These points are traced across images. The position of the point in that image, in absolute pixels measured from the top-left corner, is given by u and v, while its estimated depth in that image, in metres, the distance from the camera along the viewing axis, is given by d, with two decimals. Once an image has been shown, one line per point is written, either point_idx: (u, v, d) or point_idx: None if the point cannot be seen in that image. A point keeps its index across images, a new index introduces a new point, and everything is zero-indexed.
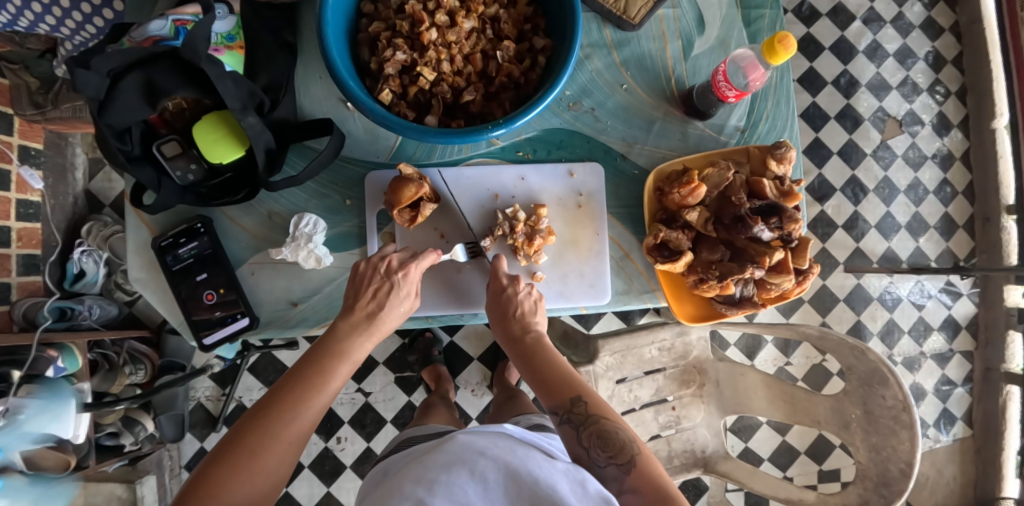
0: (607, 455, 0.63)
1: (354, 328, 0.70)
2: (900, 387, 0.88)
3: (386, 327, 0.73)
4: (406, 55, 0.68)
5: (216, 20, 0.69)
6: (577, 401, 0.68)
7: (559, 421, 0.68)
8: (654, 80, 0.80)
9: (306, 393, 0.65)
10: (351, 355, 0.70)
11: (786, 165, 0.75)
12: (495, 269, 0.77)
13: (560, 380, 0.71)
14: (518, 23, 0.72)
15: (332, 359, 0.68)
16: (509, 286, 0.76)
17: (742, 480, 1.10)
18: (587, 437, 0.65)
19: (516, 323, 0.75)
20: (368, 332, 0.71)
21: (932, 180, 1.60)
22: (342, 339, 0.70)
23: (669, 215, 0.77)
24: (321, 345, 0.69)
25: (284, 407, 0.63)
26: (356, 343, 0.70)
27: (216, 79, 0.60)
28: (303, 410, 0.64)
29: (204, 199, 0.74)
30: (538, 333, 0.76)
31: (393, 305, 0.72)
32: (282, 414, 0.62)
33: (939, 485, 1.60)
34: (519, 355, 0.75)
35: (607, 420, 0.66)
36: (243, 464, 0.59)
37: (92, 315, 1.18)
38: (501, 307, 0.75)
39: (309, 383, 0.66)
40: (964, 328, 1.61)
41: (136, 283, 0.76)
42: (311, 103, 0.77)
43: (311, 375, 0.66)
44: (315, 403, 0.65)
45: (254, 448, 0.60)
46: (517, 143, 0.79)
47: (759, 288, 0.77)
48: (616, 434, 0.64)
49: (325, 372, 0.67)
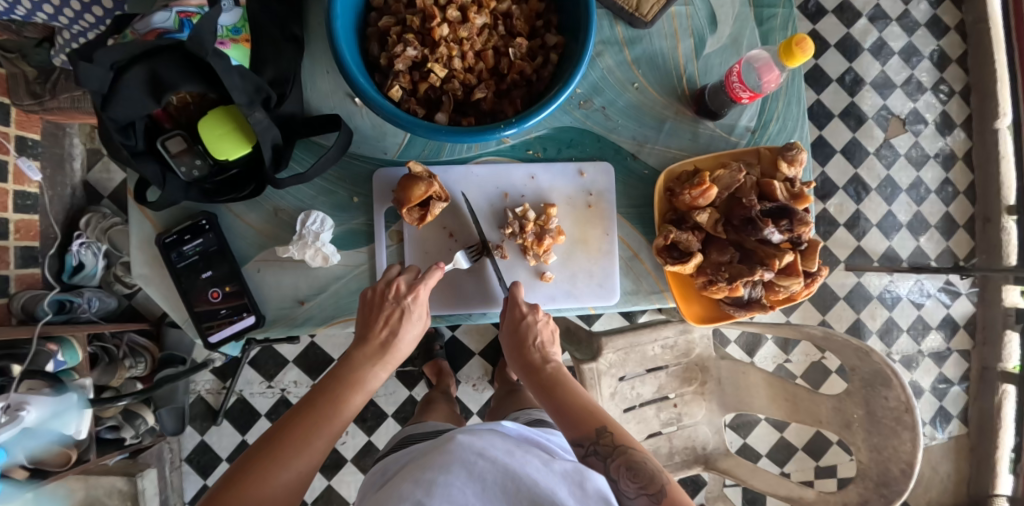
0: (637, 487, 0.64)
1: (366, 357, 0.71)
2: (903, 389, 0.89)
3: (400, 353, 0.73)
4: (417, 51, 0.66)
5: (222, 12, 0.68)
6: (602, 432, 0.69)
7: (585, 453, 0.68)
8: (665, 78, 0.79)
9: (318, 423, 0.65)
10: (365, 385, 0.70)
11: (797, 167, 0.75)
12: (513, 297, 0.77)
13: (584, 412, 0.72)
14: (529, 19, 0.71)
15: (345, 389, 0.68)
16: (530, 314, 0.77)
17: (742, 477, 1.12)
18: (616, 468, 0.66)
19: (535, 354, 0.78)
20: (382, 361, 0.71)
21: (934, 179, 1.61)
22: (356, 368, 0.70)
23: (679, 216, 0.76)
24: (334, 375, 0.69)
25: (297, 438, 0.63)
26: (370, 373, 0.70)
27: (222, 74, 0.59)
28: (313, 441, 0.63)
29: (209, 195, 0.73)
30: (557, 364, 0.78)
31: (407, 329, 0.72)
32: (295, 441, 0.63)
33: (934, 482, 1.62)
34: (540, 387, 0.77)
35: (634, 450, 0.67)
36: (250, 490, 0.59)
37: (91, 308, 1.16)
38: (519, 336, 0.77)
39: (322, 413, 0.66)
40: (961, 327, 1.61)
41: (139, 280, 0.75)
42: (318, 97, 0.76)
43: (323, 405, 0.66)
44: (327, 431, 0.65)
45: (263, 474, 0.60)
46: (527, 141, 0.79)
47: (767, 290, 0.76)
48: (644, 465, 0.65)
49: (338, 403, 0.67)
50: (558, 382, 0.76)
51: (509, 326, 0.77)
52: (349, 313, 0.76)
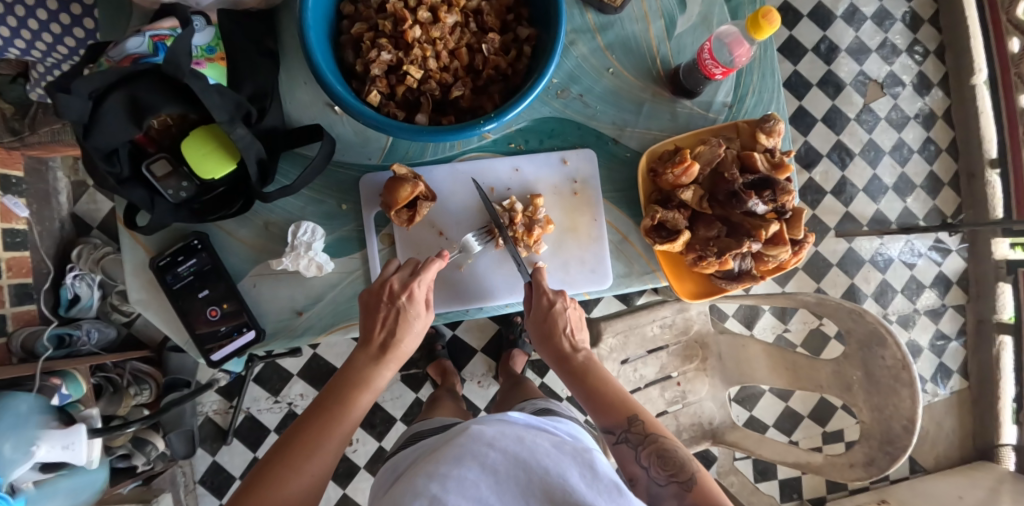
0: (667, 474, 0.67)
1: (370, 357, 0.70)
2: (898, 347, 0.91)
3: (404, 352, 0.72)
4: (391, 55, 0.66)
5: (195, 33, 0.69)
6: (634, 421, 0.71)
7: (616, 440, 0.71)
8: (639, 62, 0.80)
9: (327, 426, 0.65)
10: (371, 384, 0.69)
11: (775, 138, 0.76)
12: (536, 282, 0.77)
13: (615, 400, 0.73)
14: (500, 14, 0.71)
15: (352, 389, 0.68)
16: (558, 301, 0.76)
17: (750, 448, 1.14)
18: (646, 456, 0.69)
19: (565, 342, 0.77)
20: (385, 360, 0.70)
21: (916, 140, 1.63)
22: (361, 369, 0.69)
23: (664, 196, 0.77)
24: (340, 378, 0.69)
25: (307, 441, 0.63)
26: (376, 373, 0.69)
27: (201, 93, 0.61)
28: (324, 443, 0.64)
29: (198, 215, 0.73)
30: (587, 351, 0.77)
31: (405, 327, 0.71)
32: (305, 445, 0.63)
33: (939, 438, 1.64)
34: (571, 374, 0.76)
35: (664, 439, 0.69)
36: (266, 496, 0.60)
37: (91, 340, 1.19)
38: (549, 326, 0.76)
39: (329, 417, 0.66)
40: (955, 283, 1.63)
41: (138, 305, 0.76)
42: (297, 109, 0.76)
43: (331, 409, 0.66)
44: (338, 432, 0.65)
45: (280, 476, 0.61)
46: (509, 134, 0.79)
47: (757, 261, 0.78)
48: (675, 453, 0.68)
49: (346, 405, 0.67)
50: (589, 370, 0.75)
51: (538, 318, 0.76)
52: (347, 319, 0.76)
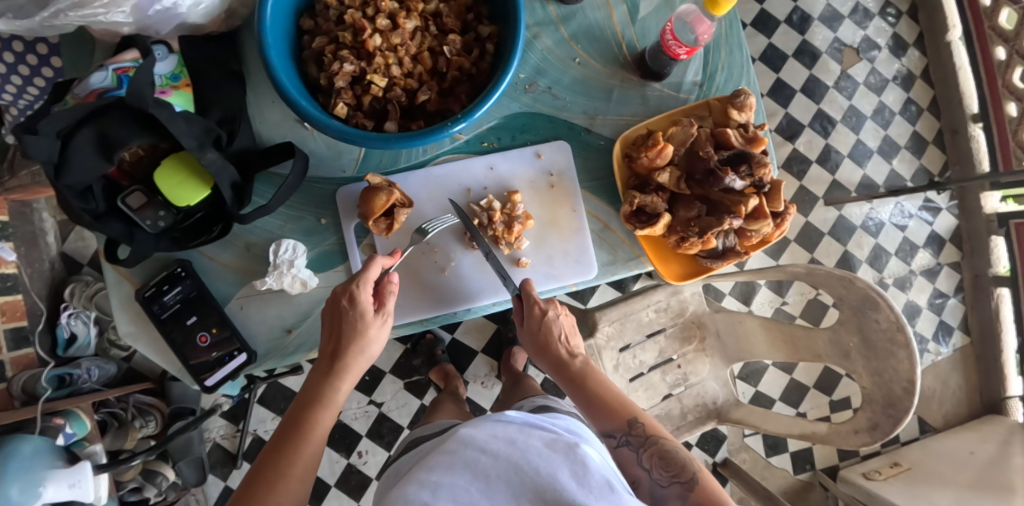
0: (670, 475, 0.68)
1: (322, 374, 0.68)
2: (891, 308, 0.92)
3: (358, 362, 0.70)
4: (354, 66, 0.66)
5: (157, 62, 0.69)
6: (634, 423, 0.72)
7: (617, 444, 0.72)
8: (606, 49, 0.80)
9: (287, 454, 0.63)
10: (328, 400, 0.67)
11: (748, 112, 0.76)
12: (527, 293, 0.77)
13: (613, 403, 0.74)
14: (460, 14, 0.71)
15: (309, 411, 0.66)
16: (550, 310, 0.78)
17: (756, 424, 1.14)
18: (648, 458, 0.70)
19: (561, 349, 0.78)
20: (338, 372, 0.68)
21: (896, 101, 1.63)
22: (315, 387, 0.68)
23: (641, 180, 0.77)
24: (298, 402, 0.67)
25: (270, 473, 0.62)
26: (330, 388, 0.68)
27: (167, 121, 0.61)
28: (288, 472, 0.62)
29: (180, 242, 0.73)
30: (583, 357, 0.79)
31: (354, 335, 0.69)
32: (268, 479, 0.61)
33: (947, 396, 1.64)
34: (569, 381, 0.78)
35: (665, 440, 0.70)
36: None
37: (92, 377, 1.20)
38: (545, 335, 0.78)
39: (289, 443, 0.64)
40: (948, 241, 1.63)
41: (128, 338, 0.76)
42: (268, 129, 0.76)
43: (290, 434, 0.65)
44: (300, 457, 0.63)
45: None
46: (480, 134, 0.79)
47: (740, 237, 0.78)
48: (676, 454, 0.69)
49: (305, 427, 0.65)
50: (588, 376, 0.76)
51: (532, 328, 0.78)
52: None
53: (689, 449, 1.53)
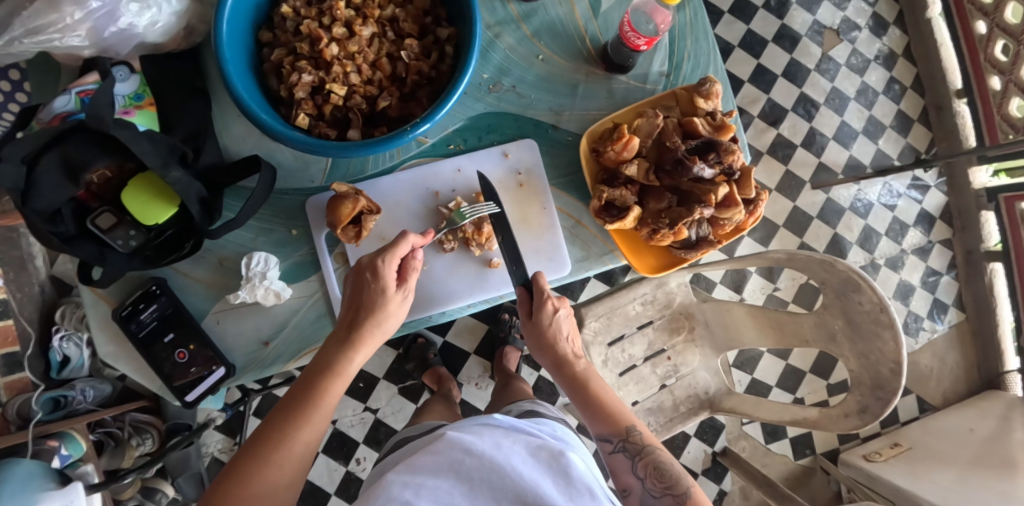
0: (662, 486, 0.71)
1: (339, 343, 0.69)
2: (874, 290, 0.92)
3: (375, 335, 0.70)
4: (312, 76, 0.67)
5: (119, 84, 0.70)
6: (631, 431, 0.74)
7: (612, 449, 0.74)
8: (569, 44, 0.80)
9: (297, 416, 0.63)
10: (343, 370, 0.67)
11: (714, 100, 0.76)
12: (539, 287, 0.77)
13: (613, 408, 0.76)
14: (418, 18, 0.71)
15: (322, 378, 0.66)
16: (559, 311, 0.78)
17: (749, 412, 1.14)
18: (642, 467, 0.73)
19: (565, 349, 0.80)
20: (354, 344, 0.68)
21: (879, 81, 1.62)
22: (330, 355, 0.68)
23: (610, 174, 0.77)
24: (312, 367, 0.68)
25: (277, 433, 0.62)
26: (345, 357, 0.68)
27: (129, 141, 0.61)
28: (294, 433, 0.62)
29: (153, 260, 0.73)
30: (585, 360, 0.80)
31: (374, 306, 0.70)
32: (274, 437, 0.62)
33: (945, 374, 1.63)
34: (570, 381, 0.79)
35: (660, 451, 0.73)
36: (237, 491, 0.58)
37: (87, 398, 1.21)
38: (551, 335, 0.79)
39: (300, 405, 0.64)
40: (939, 218, 1.62)
41: (108, 358, 0.76)
42: (235, 143, 0.76)
43: (303, 397, 0.65)
44: (307, 422, 0.63)
45: (249, 468, 0.59)
46: (447, 136, 0.79)
47: (713, 226, 0.78)
48: (669, 466, 0.72)
49: (318, 392, 0.65)
50: (591, 378, 0.78)
51: (538, 327, 0.78)
52: (315, 342, 0.77)
53: (688, 440, 1.53)
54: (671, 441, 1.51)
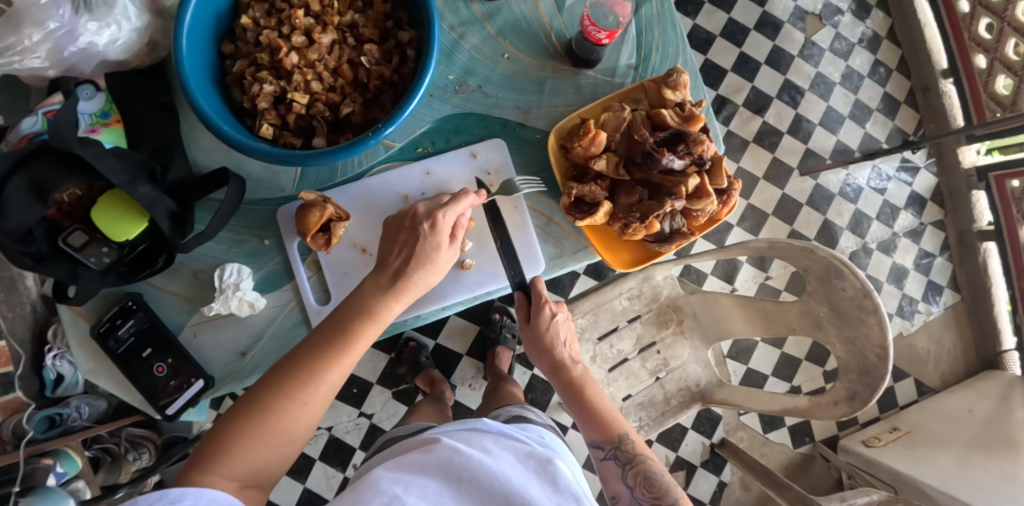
0: (650, 497, 0.67)
1: (381, 290, 0.66)
2: (856, 275, 0.91)
3: (417, 285, 0.68)
4: (273, 86, 0.67)
5: (83, 102, 0.70)
6: (624, 439, 0.72)
7: (604, 456, 0.72)
8: (534, 41, 0.79)
9: (329, 355, 0.60)
10: (379, 317, 0.64)
11: (682, 90, 0.75)
12: (536, 291, 0.79)
13: (607, 416, 0.75)
14: (379, 23, 0.71)
15: (359, 321, 0.63)
16: (555, 314, 0.81)
17: (740, 403, 1.14)
18: (631, 475, 0.69)
19: (563, 354, 0.81)
20: (397, 292, 0.66)
21: (865, 64, 1.61)
22: (370, 299, 0.65)
23: (579, 170, 0.76)
24: (348, 306, 0.64)
25: (307, 370, 0.58)
26: (384, 305, 0.65)
27: (94, 160, 0.62)
28: (323, 373, 0.59)
29: (127, 276, 0.74)
30: (583, 367, 0.80)
31: (423, 258, 0.68)
32: (304, 374, 0.58)
33: (942, 355, 1.62)
34: (566, 386, 0.79)
35: (651, 461, 0.70)
36: (259, 422, 0.56)
37: (83, 414, 1.18)
38: (548, 338, 0.80)
39: (332, 345, 0.61)
40: (930, 200, 1.61)
41: (87, 375, 0.76)
42: (204, 155, 0.76)
43: (337, 337, 0.61)
44: (337, 364, 0.60)
45: (273, 400, 0.57)
46: (414, 139, 0.79)
47: (687, 217, 0.78)
48: (659, 478, 0.68)
49: (352, 335, 0.62)
50: (587, 383, 0.77)
51: (535, 330, 0.81)
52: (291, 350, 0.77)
53: (685, 433, 1.52)
54: (668, 435, 1.51)
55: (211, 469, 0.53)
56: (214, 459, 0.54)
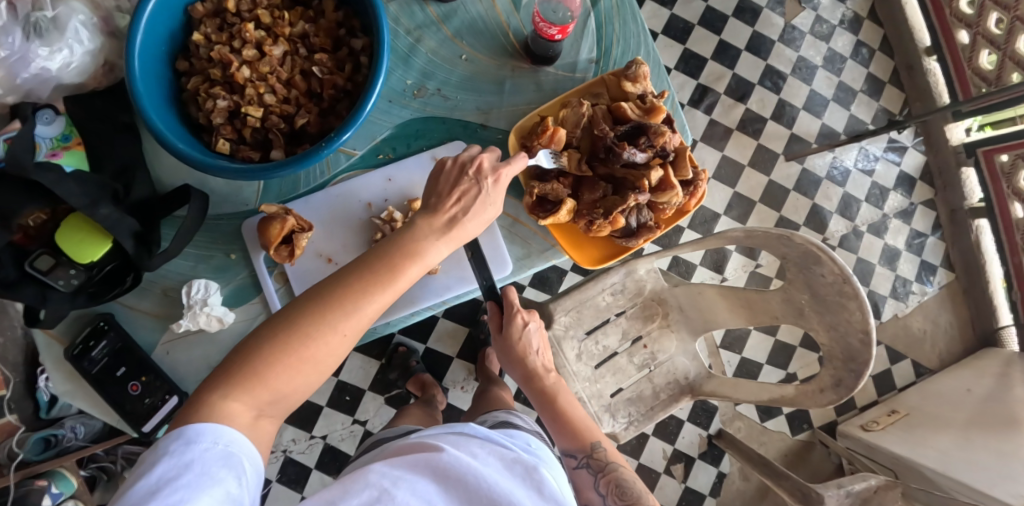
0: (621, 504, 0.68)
1: (431, 230, 0.62)
2: (834, 261, 0.90)
3: (466, 233, 0.65)
4: (227, 101, 0.67)
5: (43, 126, 0.69)
6: (595, 447, 0.74)
7: (575, 465, 0.73)
8: (492, 41, 0.79)
9: (372, 288, 0.56)
10: (425, 258, 0.61)
11: (642, 82, 0.75)
12: (508, 302, 0.79)
13: (578, 425, 0.77)
14: (332, 31, 0.71)
15: (404, 257, 0.59)
16: (527, 324, 0.80)
17: (728, 394, 1.13)
18: (604, 483, 0.70)
19: (537, 363, 0.82)
20: (447, 236, 0.63)
21: (847, 46, 1.59)
22: (419, 237, 0.61)
23: (542, 169, 0.76)
24: (393, 241, 0.60)
25: (348, 302, 0.54)
26: (431, 245, 0.61)
27: (53, 184, 0.62)
28: (363, 305, 0.55)
29: (97, 297, 0.73)
30: (556, 376, 0.83)
31: (476, 209, 0.65)
32: (344, 303, 0.54)
33: (939, 335, 1.61)
34: (539, 394, 0.81)
35: (622, 469, 0.71)
36: (292, 348, 0.52)
37: (78, 434, 1.17)
38: (521, 348, 0.81)
39: (375, 278, 0.57)
40: (919, 179, 1.59)
41: (64, 396, 0.77)
42: (167, 174, 0.77)
43: (381, 270, 0.57)
44: (379, 299, 0.56)
45: (309, 328, 0.53)
46: (375, 146, 0.79)
47: (654, 211, 0.78)
48: (631, 484, 0.70)
49: (397, 270, 0.58)
50: (558, 393, 0.80)
51: (507, 340, 0.81)
52: None
53: (681, 426, 1.51)
54: (664, 428, 1.50)
55: (240, 390, 0.50)
56: (241, 384, 0.50)
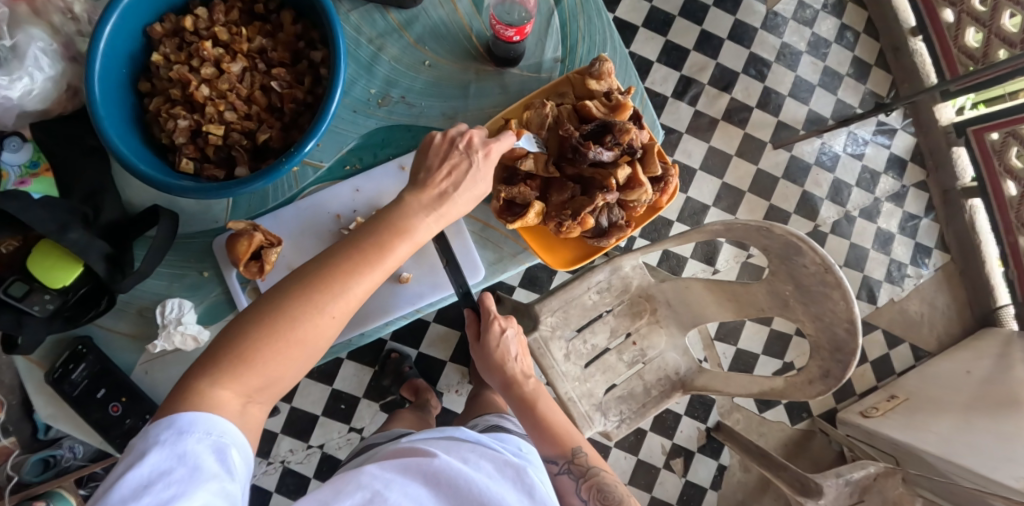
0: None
1: (420, 207, 0.61)
2: (815, 251, 0.89)
3: (456, 211, 0.64)
4: (188, 120, 0.68)
5: (9, 154, 0.71)
6: (577, 452, 0.74)
7: (558, 470, 0.73)
8: (455, 46, 0.79)
9: (360, 268, 0.55)
10: (414, 236, 0.60)
11: (607, 79, 0.74)
12: (485, 308, 0.85)
13: (558, 430, 0.78)
14: (291, 44, 0.71)
15: (392, 236, 0.58)
16: (505, 329, 0.86)
17: (719, 388, 1.12)
18: (586, 488, 0.70)
19: (515, 370, 0.85)
20: (437, 212, 0.61)
21: (830, 30, 1.58)
22: (407, 215, 0.60)
23: (509, 172, 0.75)
24: (381, 219, 0.59)
25: (337, 283, 0.54)
26: (419, 222, 0.60)
27: (20, 211, 0.61)
28: (351, 286, 0.55)
29: (74, 320, 0.74)
30: (534, 383, 0.85)
31: (467, 185, 0.63)
32: (332, 285, 0.54)
33: (936, 318, 1.59)
34: (519, 400, 0.83)
35: (604, 473, 0.72)
36: (281, 332, 0.51)
37: (76, 454, 1.19)
38: (499, 354, 0.85)
39: (363, 258, 0.56)
40: (910, 161, 1.57)
41: (48, 419, 0.78)
42: (135, 195, 0.77)
43: (370, 249, 0.57)
44: (367, 278, 0.56)
45: (297, 311, 0.52)
46: (342, 157, 0.78)
47: (625, 209, 0.77)
48: (613, 488, 0.70)
49: (384, 248, 0.57)
50: (538, 398, 0.81)
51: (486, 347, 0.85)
52: None
53: (679, 420, 1.50)
54: (661, 422, 1.49)
55: (231, 377, 0.50)
56: (230, 370, 0.50)
